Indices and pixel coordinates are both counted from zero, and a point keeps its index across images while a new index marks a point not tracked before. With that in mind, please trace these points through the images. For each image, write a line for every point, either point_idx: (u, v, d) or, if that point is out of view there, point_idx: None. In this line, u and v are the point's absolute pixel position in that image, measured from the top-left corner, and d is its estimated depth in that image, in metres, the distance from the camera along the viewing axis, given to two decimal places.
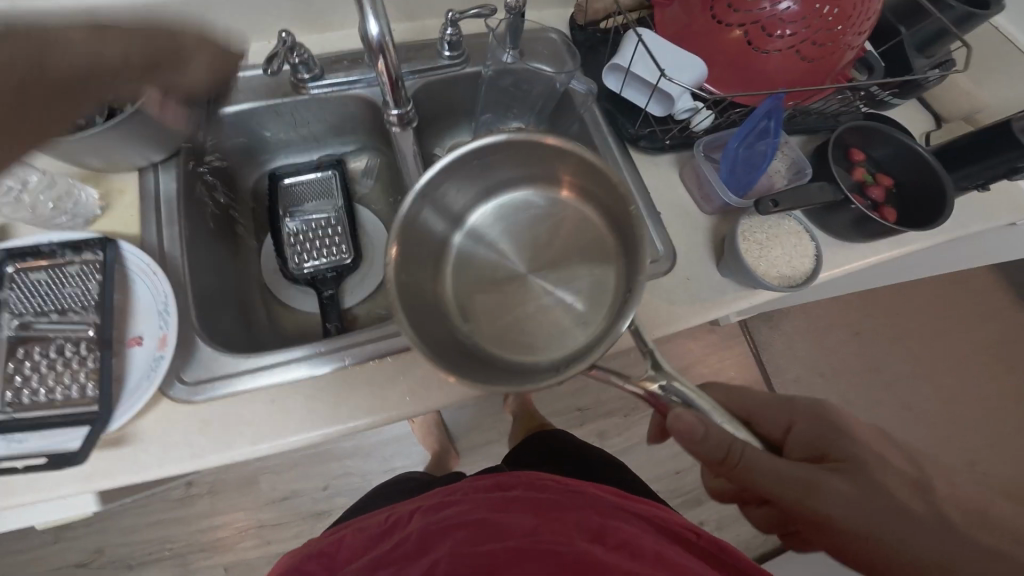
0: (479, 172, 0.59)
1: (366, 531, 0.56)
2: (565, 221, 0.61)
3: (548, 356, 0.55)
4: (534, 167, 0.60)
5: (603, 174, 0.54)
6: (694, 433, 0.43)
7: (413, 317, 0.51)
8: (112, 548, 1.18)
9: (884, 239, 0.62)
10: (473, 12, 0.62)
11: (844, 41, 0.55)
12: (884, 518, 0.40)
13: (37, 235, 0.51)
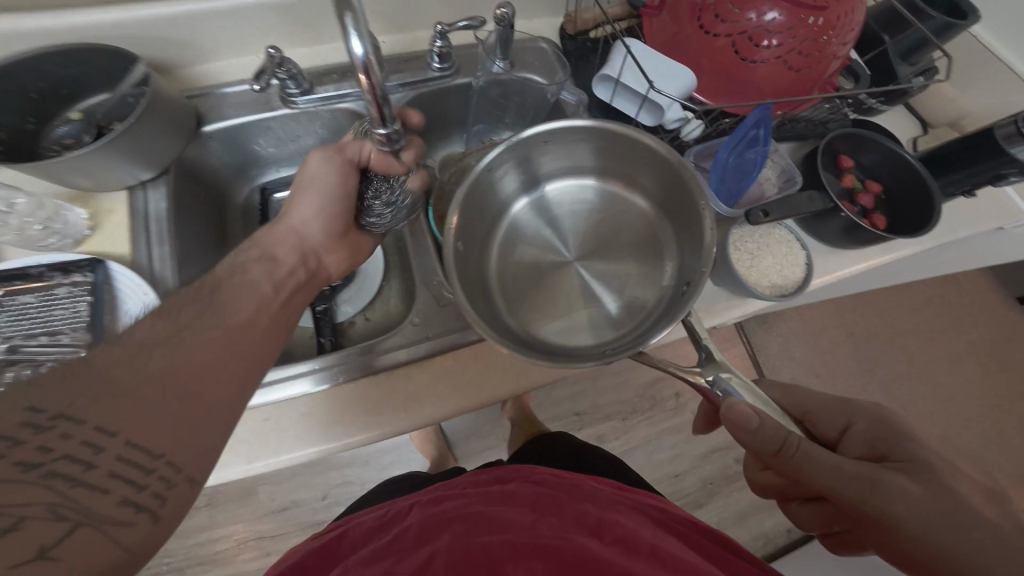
0: (558, 148, 0.59)
1: (363, 524, 0.57)
2: (614, 220, 0.62)
3: (588, 338, 0.55)
4: (607, 161, 0.61)
5: (669, 167, 0.55)
6: (749, 422, 0.44)
7: (465, 291, 0.53)
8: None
9: (875, 245, 0.63)
10: (462, 25, 0.62)
11: (830, 51, 0.55)
12: (940, 519, 0.39)
13: (27, 258, 0.49)
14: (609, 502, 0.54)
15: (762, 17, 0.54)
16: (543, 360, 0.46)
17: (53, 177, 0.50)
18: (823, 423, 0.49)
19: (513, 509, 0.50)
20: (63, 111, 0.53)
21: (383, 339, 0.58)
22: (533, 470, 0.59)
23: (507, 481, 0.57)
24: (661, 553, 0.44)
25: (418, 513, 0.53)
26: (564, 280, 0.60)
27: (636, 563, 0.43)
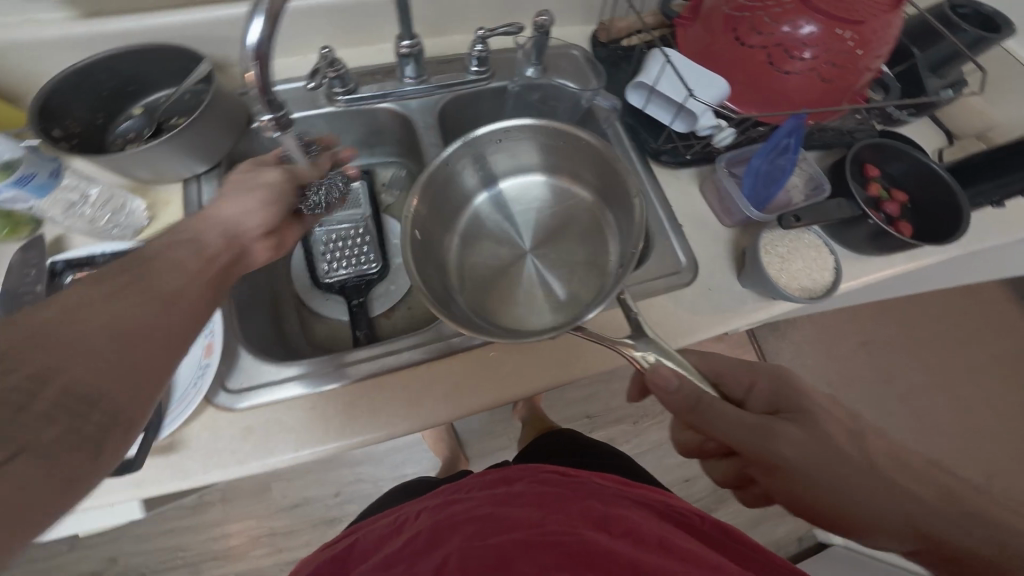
0: (507, 146, 0.66)
1: (377, 531, 0.58)
2: (569, 213, 0.70)
3: (535, 323, 0.63)
4: (553, 157, 0.68)
5: (607, 163, 0.62)
6: (669, 383, 0.46)
7: (422, 269, 0.59)
8: (126, 558, 1.18)
9: (901, 252, 0.64)
10: (503, 30, 0.64)
11: (862, 64, 0.56)
12: (826, 464, 0.43)
13: (93, 247, 0.51)
14: (613, 498, 0.53)
15: (798, 30, 0.55)
16: (481, 334, 0.52)
17: (117, 169, 0.52)
18: (733, 383, 0.50)
19: (516, 509, 0.50)
20: (127, 108, 0.56)
21: (349, 353, 0.57)
22: (538, 470, 0.60)
23: (513, 482, 0.57)
24: (668, 547, 0.45)
25: (427, 519, 0.54)
26: (515, 270, 0.67)
27: (644, 554, 0.43)
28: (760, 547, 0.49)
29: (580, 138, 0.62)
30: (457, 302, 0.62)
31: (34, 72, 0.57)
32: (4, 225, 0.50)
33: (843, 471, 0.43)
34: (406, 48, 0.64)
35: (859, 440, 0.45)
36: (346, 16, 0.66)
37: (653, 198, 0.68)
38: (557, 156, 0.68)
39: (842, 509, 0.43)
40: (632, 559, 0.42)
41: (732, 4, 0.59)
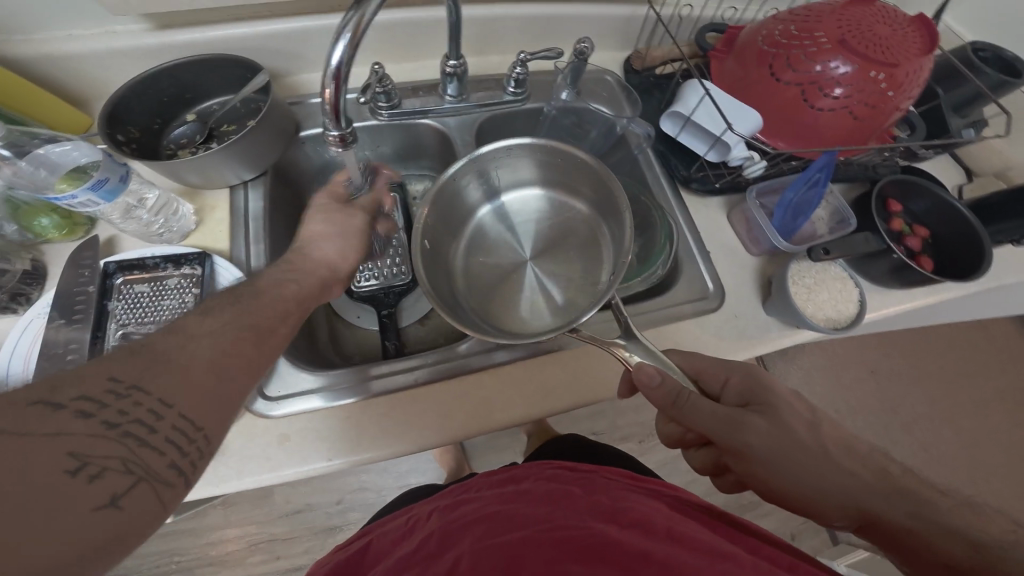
0: (508, 161, 0.66)
1: (389, 533, 0.57)
2: (567, 228, 0.70)
3: (532, 330, 0.63)
4: (548, 173, 0.69)
5: (600, 177, 0.63)
6: (652, 380, 0.46)
7: (431, 275, 0.60)
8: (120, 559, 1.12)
9: (922, 287, 0.66)
10: (543, 54, 0.65)
11: (892, 105, 0.59)
12: (789, 454, 0.45)
13: (142, 250, 0.53)
14: (620, 490, 0.53)
15: (831, 69, 0.57)
16: (491, 338, 0.52)
17: (171, 174, 0.54)
18: (706, 376, 0.51)
19: (525, 507, 0.50)
20: (181, 113, 0.60)
21: (380, 365, 0.58)
22: (546, 467, 0.59)
23: (521, 480, 0.57)
24: (679, 535, 0.44)
25: (438, 519, 0.53)
26: (516, 280, 0.68)
27: (652, 545, 0.43)
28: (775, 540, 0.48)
29: (573, 154, 0.63)
30: (462, 307, 0.63)
31: (106, 80, 0.60)
32: (62, 227, 0.53)
33: (803, 460, 0.45)
34: (452, 67, 0.65)
35: (818, 432, 0.47)
36: (395, 34, 0.68)
37: (681, 221, 0.69)
38: (555, 171, 0.68)
39: (801, 495, 0.44)
40: (643, 548, 0.42)
41: (768, 41, 0.62)
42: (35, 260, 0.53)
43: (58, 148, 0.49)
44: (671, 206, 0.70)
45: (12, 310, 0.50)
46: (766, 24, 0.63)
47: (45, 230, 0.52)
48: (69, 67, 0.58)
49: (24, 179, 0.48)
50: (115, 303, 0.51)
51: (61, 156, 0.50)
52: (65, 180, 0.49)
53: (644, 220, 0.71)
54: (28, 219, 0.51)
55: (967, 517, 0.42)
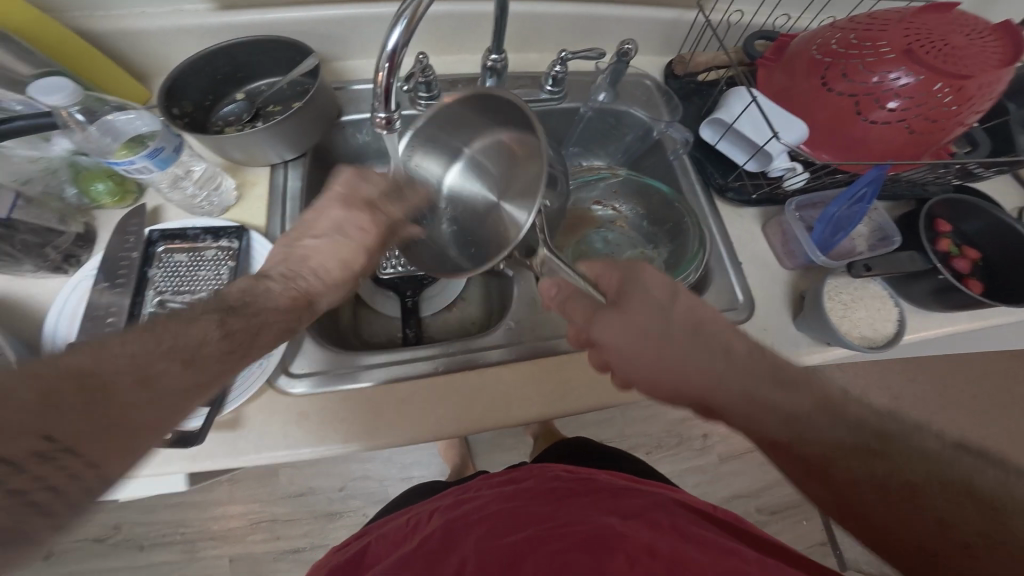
0: (435, 137, 0.59)
1: (389, 535, 0.55)
2: (517, 173, 0.59)
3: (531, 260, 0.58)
4: (459, 131, 0.60)
5: (510, 109, 0.54)
6: (552, 292, 0.50)
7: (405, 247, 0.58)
8: (130, 526, 1.11)
9: (969, 311, 0.63)
10: (585, 54, 0.64)
11: (955, 120, 0.56)
12: (652, 352, 0.44)
13: (184, 220, 0.55)
14: (622, 488, 0.52)
15: (890, 79, 0.56)
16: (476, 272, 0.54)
17: (218, 148, 0.56)
18: (603, 280, 0.49)
19: (529, 505, 0.49)
20: (230, 92, 0.62)
21: (402, 350, 0.58)
22: (546, 468, 0.59)
23: (522, 479, 0.56)
24: (684, 533, 0.43)
25: (440, 518, 0.52)
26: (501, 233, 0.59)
27: (655, 537, 0.42)
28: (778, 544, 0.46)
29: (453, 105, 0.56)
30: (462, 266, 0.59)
31: (162, 56, 0.63)
32: (115, 193, 0.55)
33: (679, 349, 0.43)
34: (493, 61, 0.65)
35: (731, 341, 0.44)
36: (439, 25, 0.69)
37: (715, 233, 0.68)
38: (469, 126, 0.59)
39: (675, 388, 0.44)
40: (648, 543, 0.41)
41: (822, 50, 0.60)
42: (87, 224, 0.55)
43: (124, 116, 0.51)
44: (705, 215, 0.69)
45: (64, 271, 0.53)
46: (821, 33, 0.61)
47: (100, 195, 0.54)
48: (133, 42, 0.60)
49: (92, 144, 0.50)
50: (155, 270, 0.52)
51: (125, 124, 0.51)
52: (124, 148, 0.51)
53: (675, 228, 0.70)
54: (87, 183, 0.54)
55: (838, 420, 0.39)
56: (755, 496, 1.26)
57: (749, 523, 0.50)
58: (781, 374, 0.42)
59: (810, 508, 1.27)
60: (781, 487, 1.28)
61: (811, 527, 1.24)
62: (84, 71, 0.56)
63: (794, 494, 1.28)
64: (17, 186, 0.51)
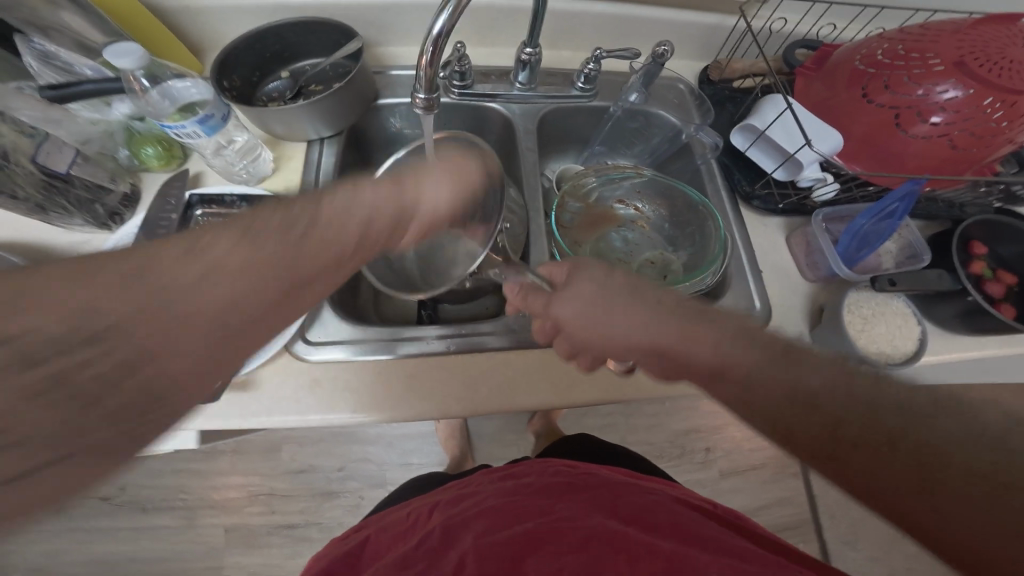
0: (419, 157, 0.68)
1: (389, 531, 0.55)
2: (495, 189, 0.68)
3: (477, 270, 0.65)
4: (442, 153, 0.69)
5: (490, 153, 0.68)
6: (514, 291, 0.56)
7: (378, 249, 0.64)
8: (136, 489, 1.14)
9: (996, 336, 0.61)
10: (619, 53, 0.65)
11: (1001, 137, 0.55)
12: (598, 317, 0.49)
13: (223, 187, 0.58)
14: (622, 486, 0.52)
15: (935, 93, 0.54)
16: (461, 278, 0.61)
17: (261, 121, 0.59)
18: (554, 274, 0.54)
19: (531, 502, 0.48)
20: (276, 71, 0.65)
21: (414, 329, 0.59)
22: (546, 465, 0.59)
23: (523, 476, 0.56)
24: (683, 531, 0.42)
25: (439, 515, 0.52)
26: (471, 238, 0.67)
27: (658, 539, 0.41)
28: (776, 539, 0.46)
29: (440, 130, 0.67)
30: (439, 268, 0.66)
31: (216, 34, 0.66)
32: (162, 157, 0.58)
33: (616, 313, 0.48)
34: (527, 55, 0.66)
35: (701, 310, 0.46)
36: (479, 17, 0.71)
37: (737, 239, 0.67)
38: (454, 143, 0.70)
39: (620, 343, 0.48)
40: (650, 544, 0.40)
41: (866, 60, 0.59)
42: (134, 185, 0.58)
43: (182, 83, 0.54)
44: (728, 222, 0.68)
45: (108, 228, 0.55)
46: (867, 43, 0.60)
47: (148, 158, 0.57)
48: (193, 18, 0.64)
49: (150, 107, 0.53)
50: None
51: (181, 90, 0.54)
52: (177, 114, 0.54)
53: (697, 232, 0.70)
54: (138, 146, 0.57)
55: (749, 342, 0.42)
56: (754, 515, 1.24)
57: (746, 520, 0.51)
58: (702, 310, 0.46)
59: (809, 532, 1.24)
60: (781, 507, 1.25)
61: (808, 551, 1.21)
62: (144, 40, 0.60)
63: (794, 516, 1.25)
64: (76, 144, 0.54)
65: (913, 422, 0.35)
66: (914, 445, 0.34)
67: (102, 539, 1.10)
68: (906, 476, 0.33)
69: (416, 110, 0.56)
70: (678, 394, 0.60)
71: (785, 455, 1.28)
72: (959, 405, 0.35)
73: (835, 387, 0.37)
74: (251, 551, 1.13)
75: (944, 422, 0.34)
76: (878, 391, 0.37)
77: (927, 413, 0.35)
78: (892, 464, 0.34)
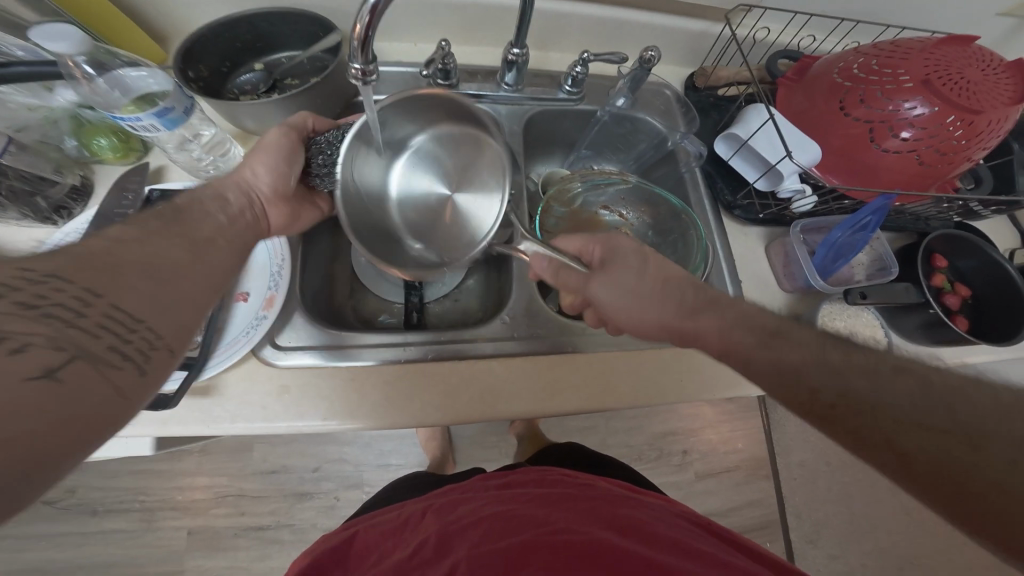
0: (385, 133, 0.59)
1: (379, 528, 0.54)
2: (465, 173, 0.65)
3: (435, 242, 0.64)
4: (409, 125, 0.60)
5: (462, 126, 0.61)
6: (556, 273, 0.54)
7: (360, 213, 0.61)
8: (87, 490, 1.08)
9: (954, 347, 0.63)
10: (605, 57, 0.64)
11: (963, 155, 0.57)
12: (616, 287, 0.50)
13: (187, 183, 0.55)
14: (617, 498, 0.52)
15: (906, 109, 0.56)
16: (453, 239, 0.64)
17: (230, 115, 0.56)
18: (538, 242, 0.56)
19: (529, 509, 0.48)
20: (250, 61, 0.62)
21: (382, 334, 0.57)
22: (544, 473, 0.58)
23: (519, 484, 0.55)
24: (682, 547, 0.42)
25: (434, 521, 0.50)
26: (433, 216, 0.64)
27: (655, 553, 0.41)
28: (763, 551, 0.48)
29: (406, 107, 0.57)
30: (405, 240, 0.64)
31: (186, 18, 0.62)
32: (118, 149, 0.55)
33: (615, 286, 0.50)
34: (514, 55, 0.65)
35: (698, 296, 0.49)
36: (466, 14, 0.69)
37: (718, 248, 0.68)
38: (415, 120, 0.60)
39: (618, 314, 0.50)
40: (643, 556, 0.40)
41: (844, 74, 0.60)
42: (85, 178, 0.54)
43: (135, 73, 0.50)
44: (709, 229, 0.69)
45: (54, 222, 0.52)
46: (845, 57, 0.61)
47: (102, 150, 0.54)
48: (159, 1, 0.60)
49: (98, 97, 0.48)
50: None
51: (135, 81, 0.50)
52: (132, 106, 0.49)
53: (679, 240, 0.70)
54: (89, 137, 0.53)
55: None
56: (724, 514, 1.27)
57: (741, 533, 0.51)
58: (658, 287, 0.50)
59: (775, 531, 1.28)
60: (750, 507, 1.29)
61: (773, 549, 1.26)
62: (103, 25, 0.55)
63: (761, 515, 1.29)
64: (12, 132, 0.50)
65: (830, 382, 0.40)
66: (853, 397, 0.39)
67: (50, 545, 1.05)
68: (845, 426, 0.39)
69: (355, 79, 0.51)
70: (656, 402, 0.60)
71: (756, 456, 1.32)
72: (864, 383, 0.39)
73: (821, 355, 0.42)
74: (215, 555, 1.09)
75: (888, 385, 0.39)
76: (895, 367, 0.40)
77: (889, 383, 0.39)
78: (851, 415, 0.39)
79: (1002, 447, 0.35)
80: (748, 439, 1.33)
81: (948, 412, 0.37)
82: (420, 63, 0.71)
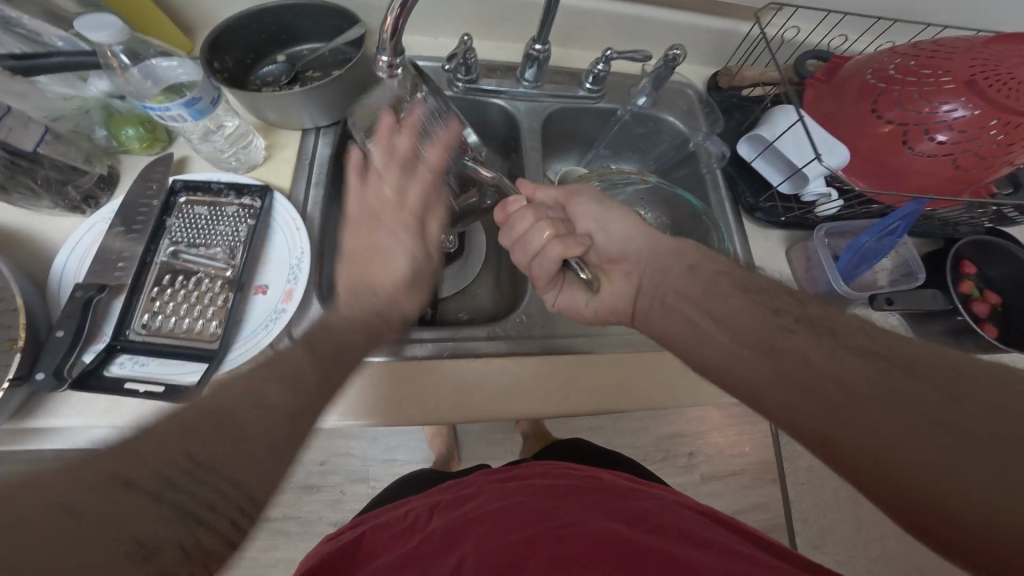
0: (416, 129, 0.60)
1: (388, 527, 0.54)
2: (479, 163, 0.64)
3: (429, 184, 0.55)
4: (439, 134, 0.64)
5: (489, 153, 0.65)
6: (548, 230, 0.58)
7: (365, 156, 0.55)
8: None
9: (983, 356, 0.62)
10: (629, 55, 0.63)
11: (1000, 159, 0.56)
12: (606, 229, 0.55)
13: (209, 174, 0.55)
14: (626, 491, 0.51)
15: (942, 112, 0.54)
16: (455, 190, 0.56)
17: (253, 107, 0.56)
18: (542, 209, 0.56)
19: (532, 503, 0.47)
20: (272, 53, 0.62)
21: (397, 330, 0.57)
22: (549, 466, 0.58)
23: (525, 478, 0.55)
24: (690, 535, 0.41)
25: (441, 517, 0.50)
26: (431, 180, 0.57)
27: (662, 542, 0.40)
28: (774, 542, 0.47)
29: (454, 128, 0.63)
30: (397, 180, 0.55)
31: (209, 10, 0.63)
32: (143, 139, 0.55)
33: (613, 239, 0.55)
34: (535, 51, 0.64)
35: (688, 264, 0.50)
36: (488, 9, 0.68)
37: (739, 251, 0.67)
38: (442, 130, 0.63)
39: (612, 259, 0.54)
40: (656, 546, 0.39)
41: (878, 74, 0.58)
42: (112, 167, 0.55)
43: (166, 63, 0.52)
44: (731, 232, 0.68)
45: (82, 212, 0.52)
46: (879, 56, 0.59)
47: (129, 140, 0.54)
48: None
49: (130, 86, 0.49)
50: (174, 220, 0.52)
51: (165, 71, 0.52)
52: (161, 96, 0.50)
53: (699, 242, 0.69)
54: (117, 127, 0.54)
55: None
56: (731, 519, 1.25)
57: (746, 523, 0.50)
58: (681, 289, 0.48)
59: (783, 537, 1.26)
60: (757, 512, 1.27)
61: None
62: (131, 12, 0.56)
63: (768, 520, 1.27)
64: (47, 121, 0.51)
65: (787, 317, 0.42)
66: (811, 328, 0.40)
67: None
68: (785, 357, 0.39)
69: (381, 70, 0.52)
70: (673, 405, 0.60)
71: (765, 461, 1.30)
72: (828, 326, 0.40)
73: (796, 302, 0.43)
74: None
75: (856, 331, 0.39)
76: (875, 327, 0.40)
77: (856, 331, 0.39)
78: (798, 342, 0.40)
79: (957, 406, 0.33)
80: (756, 444, 1.31)
81: (909, 365, 0.36)
82: (440, 58, 0.70)
